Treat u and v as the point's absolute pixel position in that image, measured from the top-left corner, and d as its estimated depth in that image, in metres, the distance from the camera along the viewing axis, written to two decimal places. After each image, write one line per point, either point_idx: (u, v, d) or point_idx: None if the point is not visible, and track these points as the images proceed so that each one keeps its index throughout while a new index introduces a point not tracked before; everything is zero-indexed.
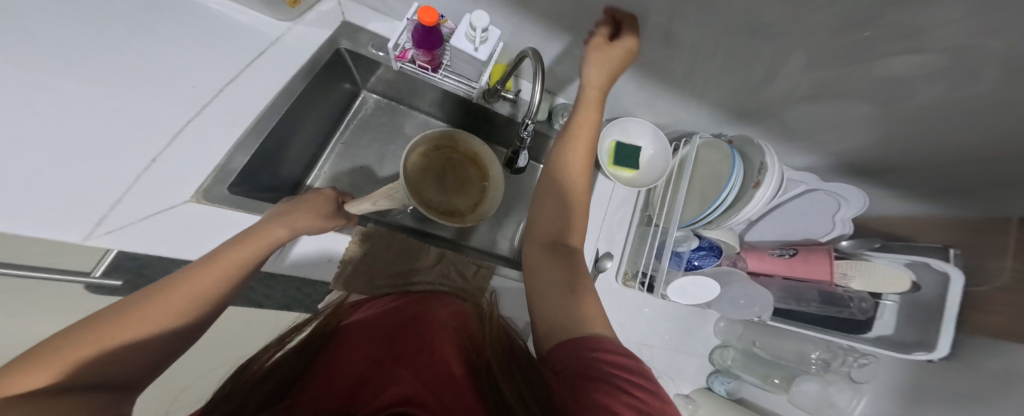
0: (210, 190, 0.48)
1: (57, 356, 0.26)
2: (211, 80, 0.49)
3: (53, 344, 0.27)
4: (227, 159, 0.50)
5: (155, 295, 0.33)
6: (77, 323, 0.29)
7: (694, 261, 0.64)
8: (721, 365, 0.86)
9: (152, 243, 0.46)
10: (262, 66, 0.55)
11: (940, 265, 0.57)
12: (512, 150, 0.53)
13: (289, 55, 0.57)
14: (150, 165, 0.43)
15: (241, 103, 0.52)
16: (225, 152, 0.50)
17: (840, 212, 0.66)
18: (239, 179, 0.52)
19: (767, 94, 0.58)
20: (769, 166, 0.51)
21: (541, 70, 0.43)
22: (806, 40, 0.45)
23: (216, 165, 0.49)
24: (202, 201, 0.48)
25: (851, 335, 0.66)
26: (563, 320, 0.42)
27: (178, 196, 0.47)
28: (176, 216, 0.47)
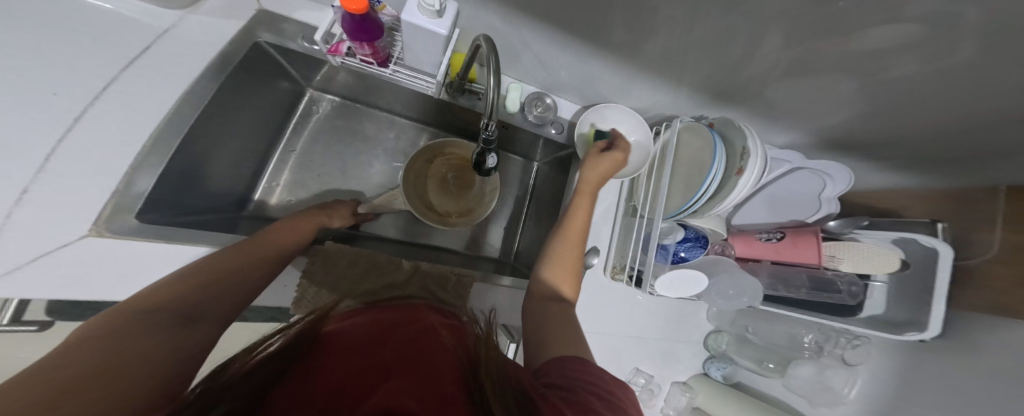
0: (114, 222, 0.41)
1: (161, 294, 0.30)
2: (80, 88, 0.41)
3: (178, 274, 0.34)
4: (128, 182, 0.43)
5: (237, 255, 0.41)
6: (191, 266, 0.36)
7: (682, 253, 0.60)
8: (717, 350, 0.85)
9: (58, 289, 0.39)
10: (152, 64, 0.46)
11: (928, 242, 0.54)
12: (479, 151, 0.48)
13: (193, 50, 0.49)
14: (18, 199, 0.37)
15: (127, 113, 0.43)
16: (122, 175, 0.42)
17: (828, 190, 0.65)
18: (148, 205, 0.44)
19: (744, 74, 0.54)
20: (751, 150, 0.47)
21: (497, 58, 0.39)
22: (777, 14, 0.40)
23: (115, 190, 0.42)
24: (106, 234, 0.40)
25: (843, 318, 0.63)
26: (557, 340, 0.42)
27: (71, 233, 0.39)
28: (76, 254, 0.40)
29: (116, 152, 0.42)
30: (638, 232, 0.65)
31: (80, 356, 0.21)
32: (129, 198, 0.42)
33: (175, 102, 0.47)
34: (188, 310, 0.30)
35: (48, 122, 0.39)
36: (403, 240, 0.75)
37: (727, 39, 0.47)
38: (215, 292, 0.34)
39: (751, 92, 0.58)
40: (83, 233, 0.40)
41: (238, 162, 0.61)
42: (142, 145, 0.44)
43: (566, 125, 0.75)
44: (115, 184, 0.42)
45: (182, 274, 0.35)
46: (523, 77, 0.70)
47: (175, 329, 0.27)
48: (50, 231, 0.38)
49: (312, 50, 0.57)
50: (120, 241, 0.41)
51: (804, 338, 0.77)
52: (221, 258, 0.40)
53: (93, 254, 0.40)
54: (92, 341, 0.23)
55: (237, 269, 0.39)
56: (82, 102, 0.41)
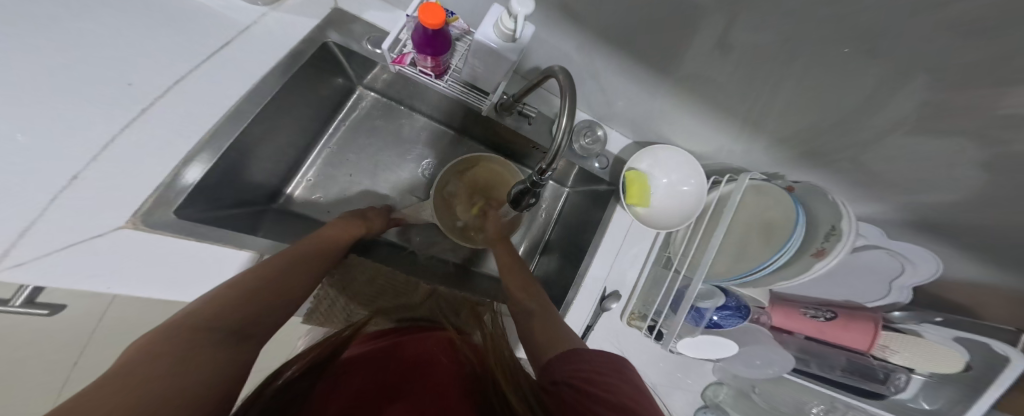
0: (151, 214, 0.38)
1: (200, 313, 0.29)
2: (149, 76, 0.37)
3: (215, 296, 0.32)
4: (177, 174, 0.41)
5: (270, 265, 0.40)
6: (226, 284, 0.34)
7: (716, 318, 0.56)
8: (711, 400, 0.80)
9: (92, 282, 0.35)
10: (224, 61, 0.44)
11: (1005, 350, 0.47)
12: (521, 188, 0.45)
13: (272, 43, 0.49)
14: (70, 182, 0.32)
15: (194, 105, 0.41)
16: (171, 166, 0.40)
17: (902, 278, 0.54)
18: (188, 201, 0.42)
19: (839, 139, 0.48)
20: (842, 234, 0.41)
21: (572, 91, 0.35)
22: (922, 82, 0.34)
23: (164, 181, 0.40)
24: (141, 226, 0.38)
25: (865, 398, 0.63)
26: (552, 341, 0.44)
27: (109, 222, 0.36)
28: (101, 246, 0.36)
29: (171, 143, 0.39)
30: (671, 284, 0.60)
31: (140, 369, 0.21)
32: (172, 192, 0.40)
33: (237, 100, 0.45)
34: (238, 327, 0.31)
35: (110, 111, 0.34)
36: (416, 248, 0.71)
37: (841, 99, 0.41)
38: (264, 309, 0.35)
39: (833, 162, 0.52)
40: (121, 223, 0.37)
41: (277, 159, 0.60)
42: (197, 140, 0.42)
43: (611, 159, 0.71)
44: (164, 175, 0.40)
45: (229, 288, 0.34)
46: (580, 103, 0.65)
47: (228, 348, 0.28)
48: (74, 227, 0.33)
49: (373, 53, 0.55)
50: (157, 235, 0.39)
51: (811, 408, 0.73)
52: (270, 264, 0.40)
53: (122, 249, 0.37)
54: (142, 364, 0.21)
55: (285, 279, 0.39)
56: (149, 95, 0.37)
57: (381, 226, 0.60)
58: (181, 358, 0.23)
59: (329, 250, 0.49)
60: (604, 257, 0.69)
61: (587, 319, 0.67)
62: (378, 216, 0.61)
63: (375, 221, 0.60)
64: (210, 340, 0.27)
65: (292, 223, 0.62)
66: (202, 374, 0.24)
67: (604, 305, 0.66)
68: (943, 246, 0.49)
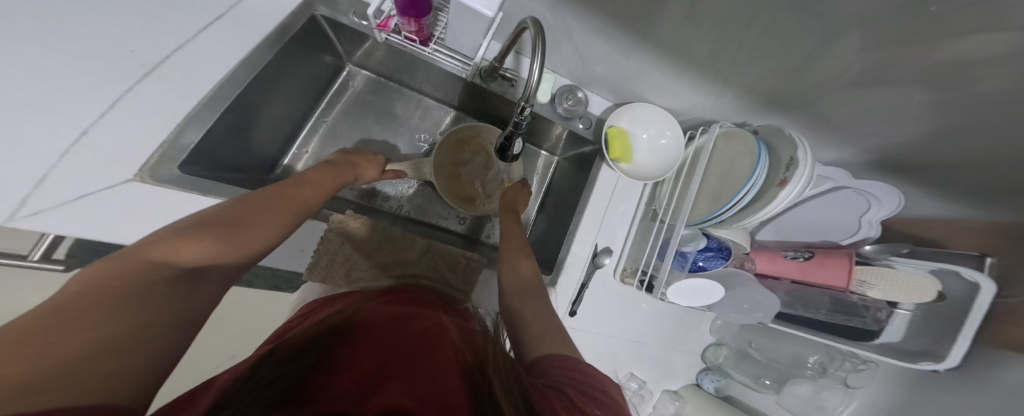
0: (157, 169, 0.44)
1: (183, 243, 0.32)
2: (152, 44, 0.38)
3: (196, 223, 0.36)
4: (177, 133, 0.45)
5: (250, 199, 0.43)
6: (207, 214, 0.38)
7: (700, 262, 0.60)
8: (712, 362, 0.86)
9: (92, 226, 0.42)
10: (222, 34, 0.46)
11: (973, 276, 0.51)
12: (504, 137, 0.48)
13: (267, 14, 0.51)
14: (78, 137, 0.35)
15: (194, 70, 0.45)
16: (170, 127, 0.44)
17: (870, 213, 0.61)
18: (190, 157, 0.47)
19: (803, 79, 0.51)
20: (800, 161, 0.45)
21: (543, 40, 0.38)
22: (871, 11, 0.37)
23: (164, 141, 0.44)
24: (148, 180, 0.43)
25: (854, 342, 0.63)
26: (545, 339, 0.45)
27: (117, 176, 0.41)
28: (116, 196, 0.42)
29: (171, 105, 0.43)
30: (657, 234, 0.64)
31: (97, 302, 0.23)
32: (176, 149, 0.45)
33: (232, 68, 0.49)
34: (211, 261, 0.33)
35: (121, 72, 0.36)
36: (417, 219, 0.74)
37: (800, 38, 0.44)
38: (237, 249, 0.36)
39: (799, 99, 0.55)
40: (129, 178, 0.42)
41: (274, 131, 0.63)
42: (192, 106, 0.46)
43: (596, 120, 0.74)
44: (165, 135, 0.44)
45: (205, 217, 0.37)
46: (557, 68, 0.68)
47: (188, 285, 0.30)
48: (93, 176, 0.39)
49: (360, 25, 0.58)
50: (161, 189, 0.44)
51: (808, 359, 0.75)
52: (236, 209, 0.40)
53: (135, 197, 0.43)
54: (88, 294, 0.24)
55: (253, 225, 0.40)
56: (152, 62, 0.39)
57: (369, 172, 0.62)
58: (136, 292, 0.26)
59: (303, 202, 0.49)
60: (593, 215, 0.72)
61: (580, 277, 0.71)
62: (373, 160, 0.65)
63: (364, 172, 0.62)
64: (174, 280, 0.29)
65: None
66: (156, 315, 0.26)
67: (597, 262, 0.70)
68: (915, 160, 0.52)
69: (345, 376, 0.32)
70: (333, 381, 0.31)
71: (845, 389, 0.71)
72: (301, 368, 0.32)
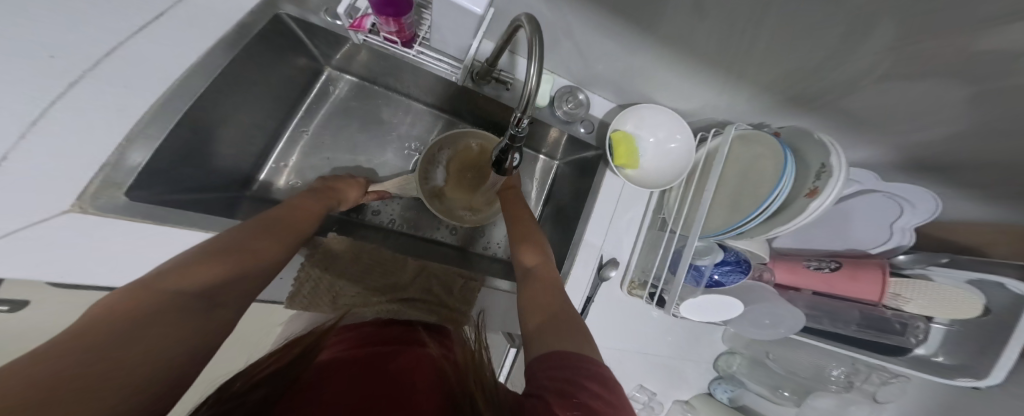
0: (100, 197, 0.37)
1: (196, 268, 0.30)
2: (81, 41, 0.33)
3: (202, 249, 0.34)
4: (120, 155, 0.39)
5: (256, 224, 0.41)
6: (211, 240, 0.36)
7: (715, 276, 0.54)
8: (724, 371, 0.81)
9: (27, 268, 0.35)
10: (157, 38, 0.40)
11: (1019, 288, 0.44)
12: (501, 149, 0.44)
13: (215, 15, 0.46)
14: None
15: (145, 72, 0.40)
16: (112, 145, 0.38)
17: (901, 220, 0.54)
18: (139, 183, 0.41)
19: (824, 76, 0.45)
20: (834, 169, 0.40)
21: (541, 40, 0.33)
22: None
23: (106, 163, 0.38)
24: (91, 210, 0.37)
25: (886, 356, 0.56)
26: (556, 333, 0.40)
27: (48, 205, 0.34)
28: (51, 232, 0.35)
29: (111, 119, 0.38)
30: (666, 246, 0.59)
31: (101, 331, 0.21)
32: (120, 172, 0.39)
33: (185, 71, 0.44)
34: (227, 284, 0.31)
35: (43, 76, 0.31)
36: (409, 232, 0.71)
37: (822, 30, 0.39)
38: (243, 275, 0.34)
39: (817, 97, 0.50)
40: (64, 207, 0.35)
41: (244, 144, 0.59)
42: (140, 115, 0.40)
43: (596, 123, 0.69)
44: (108, 157, 0.38)
45: (213, 243, 0.35)
46: (557, 68, 0.63)
47: (206, 309, 0.28)
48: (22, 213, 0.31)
49: (334, 25, 0.54)
50: (109, 219, 0.38)
51: (831, 371, 0.69)
52: (243, 233, 0.39)
53: (72, 231, 0.36)
54: (94, 326, 0.21)
55: (258, 247, 0.38)
56: (80, 63, 0.33)
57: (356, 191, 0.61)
58: (142, 317, 0.23)
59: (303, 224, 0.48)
60: (598, 226, 0.67)
61: (586, 290, 0.66)
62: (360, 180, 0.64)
63: (349, 193, 0.59)
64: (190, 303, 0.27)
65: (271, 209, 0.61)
66: (169, 338, 0.23)
67: (602, 274, 0.65)
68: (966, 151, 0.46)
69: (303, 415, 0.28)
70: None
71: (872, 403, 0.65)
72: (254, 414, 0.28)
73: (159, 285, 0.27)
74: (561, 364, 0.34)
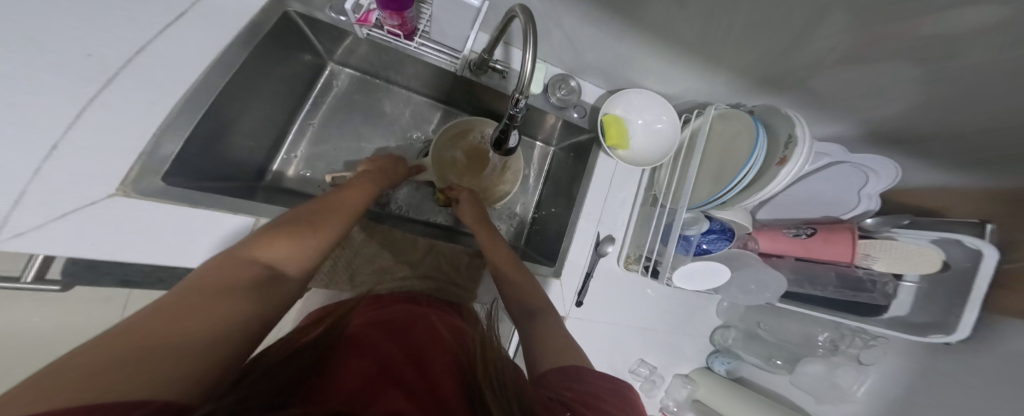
0: (140, 182, 0.41)
1: (237, 265, 0.31)
2: (108, 49, 0.41)
3: (246, 245, 0.35)
4: (154, 145, 0.42)
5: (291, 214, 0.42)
6: (252, 237, 0.37)
7: (704, 245, 0.59)
8: (722, 345, 0.87)
9: (71, 248, 0.38)
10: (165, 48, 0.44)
11: (974, 243, 0.50)
12: (500, 131, 0.47)
13: (225, 17, 0.49)
14: (49, 153, 0.37)
15: (160, 77, 0.43)
16: (148, 138, 0.42)
17: (867, 186, 0.60)
18: (173, 168, 0.45)
19: (795, 59, 0.50)
20: (798, 139, 0.44)
21: (533, 29, 0.37)
22: None
23: (142, 152, 0.41)
24: (132, 194, 0.41)
25: (863, 318, 0.61)
26: (565, 353, 0.42)
27: (100, 191, 0.39)
28: (101, 213, 0.40)
29: (145, 113, 0.42)
30: (659, 221, 0.63)
31: (142, 327, 0.21)
32: (155, 160, 0.42)
33: (204, 70, 0.46)
34: (264, 275, 0.32)
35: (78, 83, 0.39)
36: (416, 218, 0.74)
37: (790, 19, 0.43)
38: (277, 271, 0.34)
39: (792, 80, 0.54)
40: (111, 191, 0.40)
41: (257, 137, 0.61)
42: (168, 110, 0.44)
43: (588, 109, 0.73)
44: (143, 145, 0.42)
45: (251, 239, 0.36)
46: (550, 57, 0.67)
47: (251, 295, 0.28)
48: (69, 192, 0.38)
49: (339, 21, 0.56)
50: (146, 202, 0.42)
51: (818, 337, 0.75)
52: (279, 225, 0.39)
53: (114, 216, 0.40)
54: (142, 321, 0.22)
55: (296, 233, 0.39)
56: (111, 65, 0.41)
57: (398, 166, 0.63)
58: (183, 311, 0.24)
59: (339, 204, 0.47)
60: (594, 205, 0.72)
61: (585, 267, 0.70)
62: (401, 161, 0.65)
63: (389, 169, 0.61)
64: (231, 292, 0.27)
65: (285, 197, 0.64)
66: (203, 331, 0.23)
67: (599, 250, 0.70)
68: (920, 122, 0.51)
69: (341, 381, 0.30)
70: (328, 384, 0.29)
71: (858, 365, 0.69)
72: (296, 365, 0.30)
73: (205, 280, 0.28)
74: (567, 374, 0.38)
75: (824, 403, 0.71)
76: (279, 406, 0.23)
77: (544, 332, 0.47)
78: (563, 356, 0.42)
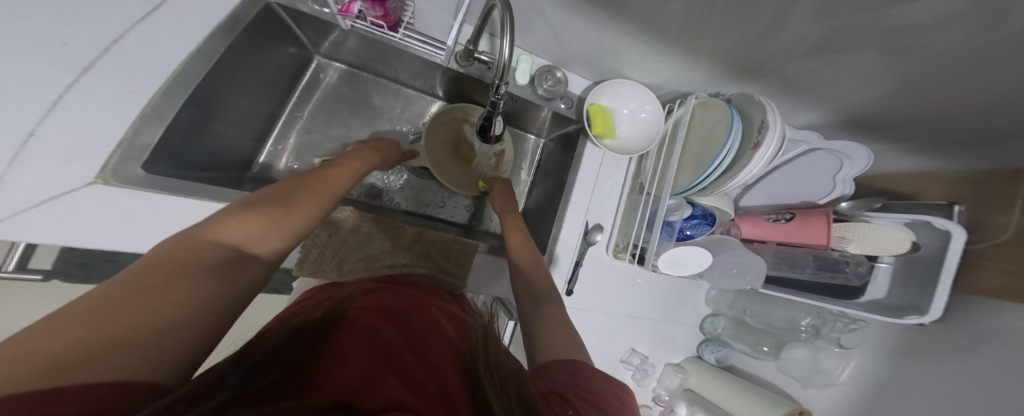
0: (120, 169, 0.42)
1: (218, 233, 0.31)
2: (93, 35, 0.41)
3: (230, 213, 0.34)
4: (133, 132, 0.43)
5: (282, 188, 0.42)
6: (237, 204, 0.36)
7: (687, 231, 0.61)
8: (711, 333, 0.89)
9: (54, 234, 0.40)
10: (145, 37, 0.44)
11: (944, 225, 0.52)
12: (484, 118, 0.48)
13: (205, 9, 0.49)
14: (26, 140, 0.37)
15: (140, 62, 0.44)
16: (128, 125, 0.43)
17: (843, 172, 0.62)
18: (154, 156, 0.45)
19: (769, 48, 0.51)
20: (770, 124, 0.46)
21: (511, 17, 0.38)
22: None
23: (123, 138, 0.42)
24: (112, 182, 0.41)
25: (843, 301, 0.63)
26: (563, 349, 0.43)
27: (81, 178, 0.40)
28: (81, 200, 0.41)
29: (121, 99, 0.42)
30: (644, 208, 0.65)
31: (114, 301, 0.21)
32: (134, 148, 0.43)
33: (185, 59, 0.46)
34: (243, 252, 0.32)
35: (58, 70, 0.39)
36: (407, 210, 0.74)
37: (762, 7, 0.44)
38: (256, 243, 0.34)
39: (771, 69, 0.56)
40: (90, 179, 0.41)
41: (243, 127, 0.61)
42: (148, 99, 0.44)
43: (576, 100, 0.75)
44: (121, 133, 0.42)
45: (238, 206, 0.36)
46: (535, 48, 0.68)
47: (227, 272, 0.29)
48: (56, 176, 0.39)
49: (322, 12, 0.57)
50: (130, 191, 0.42)
51: (801, 321, 0.77)
52: (265, 197, 0.39)
53: (98, 200, 0.41)
54: (115, 292, 0.22)
55: (281, 207, 0.38)
56: (93, 50, 0.41)
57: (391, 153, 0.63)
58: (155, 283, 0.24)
59: (329, 183, 0.47)
60: (582, 196, 0.73)
61: (575, 255, 0.72)
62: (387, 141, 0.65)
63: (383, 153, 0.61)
64: (209, 267, 0.27)
65: None
66: (176, 313, 0.23)
67: (588, 239, 0.71)
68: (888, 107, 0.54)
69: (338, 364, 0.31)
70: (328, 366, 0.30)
71: (839, 349, 0.71)
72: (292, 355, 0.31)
73: (182, 248, 0.28)
74: (560, 368, 0.39)
75: (809, 386, 0.74)
76: (270, 397, 0.24)
77: (544, 324, 0.48)
78: (563, 351, 0.43)
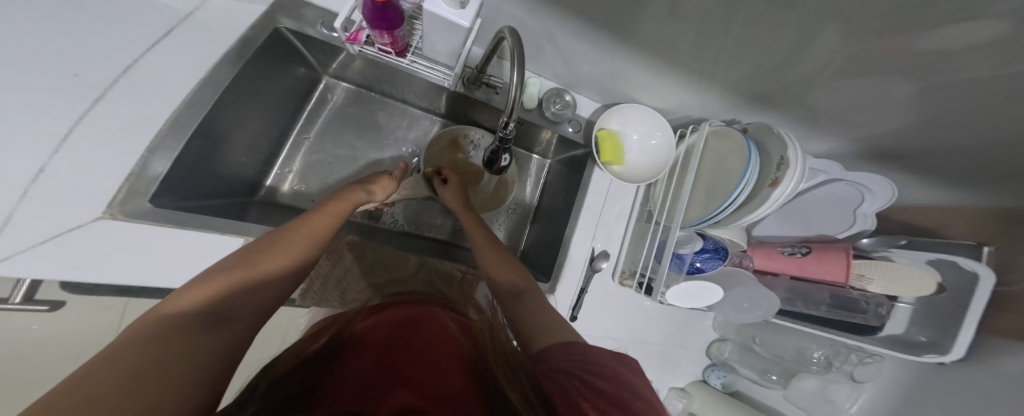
0: (128, 204, 0.42)
1: (184, 299, 0.31)
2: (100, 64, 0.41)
3: (203, 280, 0.34)
4: (142, 165, 0.43)
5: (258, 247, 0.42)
6: (211, 272, 0.36)
7: (697, 263, 0.58)
8: (718, 358, 0.85)
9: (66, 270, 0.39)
10: (154, 61, 0.44)
11: (970, 266, 0.49)
12: (490, 149, 0.47)
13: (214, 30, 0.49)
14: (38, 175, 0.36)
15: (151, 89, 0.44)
16: (135, 157, 0.43)
17: (864, 206, 0.59)
18: (161, 188, 0.45)
19: (786, 77, 0.50)
20: (790, 160, 0.44)
21: (520, 50, 0.36)
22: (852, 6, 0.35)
23: (131, 172, 0.42)
24: (120, 216, 0.41)
25: (856, 336, 0.60)
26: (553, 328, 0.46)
27: (88, 213, 0.39)
28: (89, 234, 0.40)
29: (129, 125, 0.42)
30: (653, 237, 0.63)
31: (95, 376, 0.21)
32: (142, 181, 0.43)
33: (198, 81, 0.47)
34: (216, 312, 0.31)
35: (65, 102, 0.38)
36: (411, 232, 0.74)
37: (781, 37, 0.43)
38: (234, 305, 0.33)
39: (787, 97, 0.54)
40: (99, 215, 0.40)
41: (251, 149, 0.61)
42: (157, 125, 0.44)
43: (584, 123, 0.74)
44: (132, 167, 0.42)
45: (212, 272, 0.36)
46: (545, 72, 0.67)
47: (202, 333, 0.28)
48: (62, 212, 0.38)
49: (330, 37, 0.57)
50: (135, 225, 0.42)
51: (813, 353, 0.71)
52: (239, 259, 0.39)
53: (107, 234, 0.41)
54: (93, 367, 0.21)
55: (253, 267, 0.38)
56: (102, 82, 0.40)
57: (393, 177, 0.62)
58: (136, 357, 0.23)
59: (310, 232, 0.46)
60: (588, 222, 0.71)
61: (580, 281, 0.70)
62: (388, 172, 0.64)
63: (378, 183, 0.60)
64: (177, 330, 0.27)
65: (278, 213, 0.64)
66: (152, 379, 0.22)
67: (594, 266, 0.69)
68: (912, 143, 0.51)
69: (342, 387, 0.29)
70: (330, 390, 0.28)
71: (851, 383, 0.67)
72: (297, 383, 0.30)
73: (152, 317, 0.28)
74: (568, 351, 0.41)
75: None
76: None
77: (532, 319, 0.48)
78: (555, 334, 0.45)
